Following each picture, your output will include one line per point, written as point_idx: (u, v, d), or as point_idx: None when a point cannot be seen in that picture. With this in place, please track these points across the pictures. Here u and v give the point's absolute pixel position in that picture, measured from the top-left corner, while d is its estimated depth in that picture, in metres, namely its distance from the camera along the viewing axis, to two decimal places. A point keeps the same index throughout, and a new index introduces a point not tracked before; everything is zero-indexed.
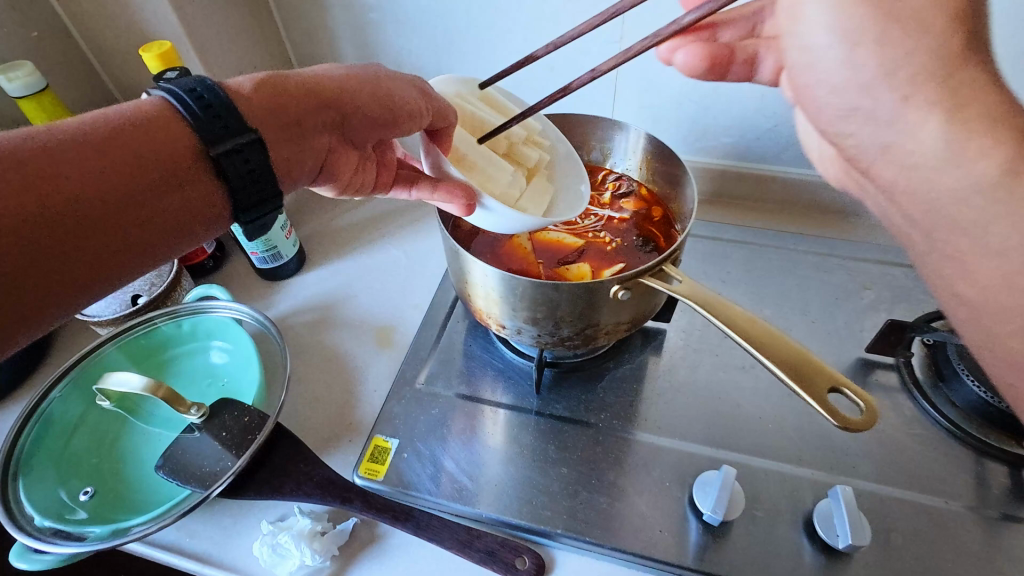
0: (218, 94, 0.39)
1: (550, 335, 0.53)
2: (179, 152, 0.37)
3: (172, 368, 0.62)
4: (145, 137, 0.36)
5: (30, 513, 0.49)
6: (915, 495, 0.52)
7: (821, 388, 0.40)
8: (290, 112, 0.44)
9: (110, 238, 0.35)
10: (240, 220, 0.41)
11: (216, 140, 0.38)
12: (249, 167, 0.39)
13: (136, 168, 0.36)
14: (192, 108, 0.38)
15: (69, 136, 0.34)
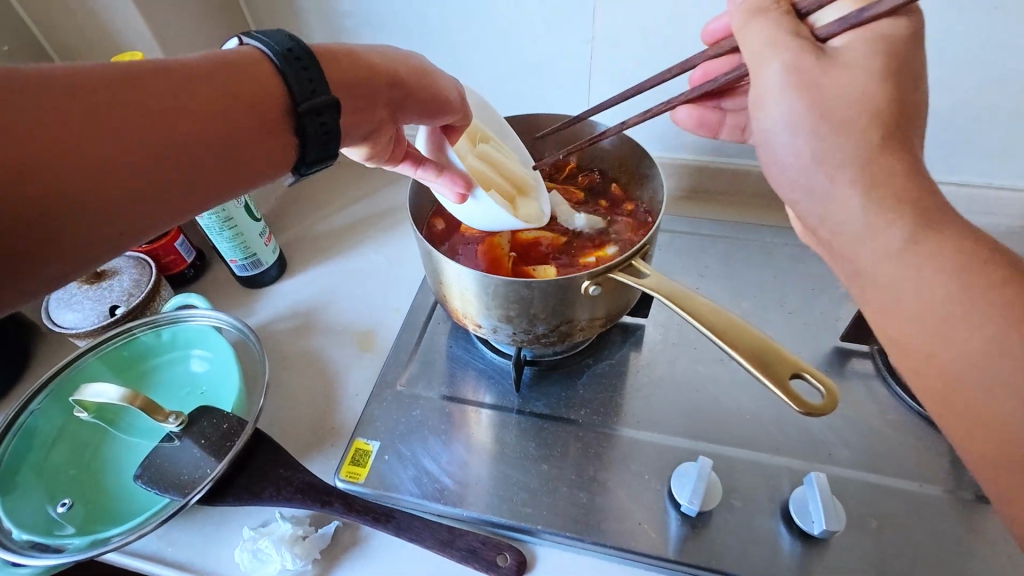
0: (309, 54, 0.41)
1: (526, 333, 0.53)
2: (272, 105, 0.40)
3: (152, 378, 0.62)
4: (244, 86, 0.39)
5: (9, 527, 0.49)
6: (891, 481, 0.53)
7: (785, 376, 0.40)
8: (364, 87, 0.46)
9: (208, 173, 0.38)
10: (301, 171, 0.44)
11: (303, 100, 0.40)
12: (324, 128, 0.42)
13: (238, 114, 0.38)
14: (286, 66, 0.40)
15: (182, 74, 0.36)
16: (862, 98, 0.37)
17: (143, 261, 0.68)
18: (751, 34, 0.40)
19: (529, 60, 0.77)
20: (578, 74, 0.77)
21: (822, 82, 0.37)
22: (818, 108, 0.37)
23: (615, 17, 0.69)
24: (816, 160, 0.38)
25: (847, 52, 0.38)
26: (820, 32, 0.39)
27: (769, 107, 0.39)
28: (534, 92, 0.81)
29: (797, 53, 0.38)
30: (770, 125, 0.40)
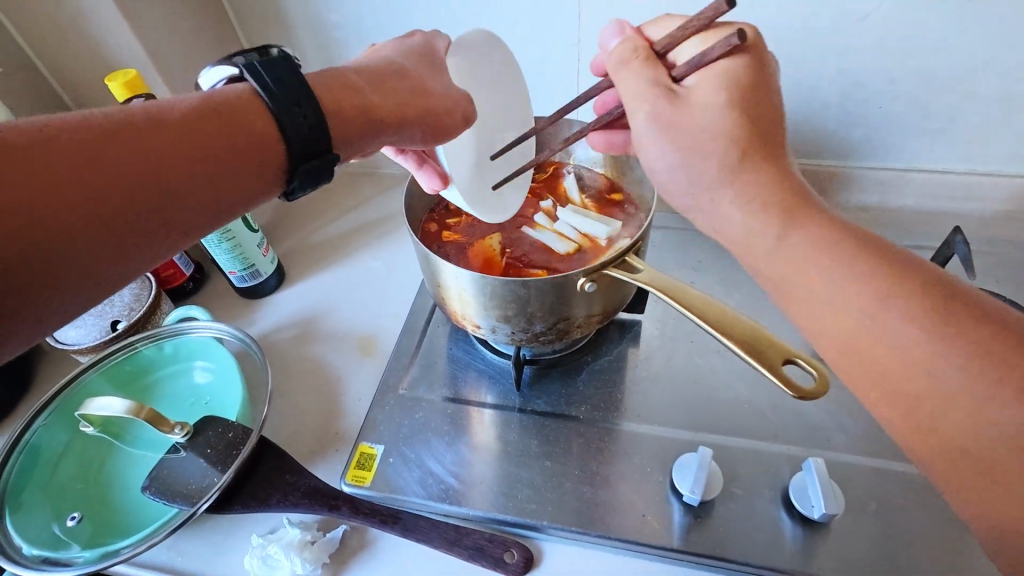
0: (303, 88, 0.40)
1: (524, 332, 0.54)
2: (262, 143, 0.39)
3: (157, 391, 0.63)
4: (234, 126, 0.38)
5: (19, 543, 0.50)
6: (886, 463, 0.54)
7: (777, 362, 0.41)
8: (354, 124, 0.44)
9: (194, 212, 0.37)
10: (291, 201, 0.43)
11: (293, 140, 0.40)
12: (312, 162, 0.41)
13: (225, 156, 0.38)
14: (278, 103, 0.39)
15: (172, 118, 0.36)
16: (724, 126, 0.38)
17: (143, 276, 0.69)
18: (626, 74, 0.42)
19: (516, 66, 0.78)
20: (564, 78, 0.78)
21: (682, 122, 0.39)
22: (684, 142, 0.39)
23: (599, 18, 0.71)
24: (700, 187, 0.40)
25: (697, 88, 0.40)
26: (676, 73, 0.42)
27: (649, 151, 0.41)
28: (522, 96, 0.82)
29: (657, 102, 0.40)
30: (652, 158, 0.41)
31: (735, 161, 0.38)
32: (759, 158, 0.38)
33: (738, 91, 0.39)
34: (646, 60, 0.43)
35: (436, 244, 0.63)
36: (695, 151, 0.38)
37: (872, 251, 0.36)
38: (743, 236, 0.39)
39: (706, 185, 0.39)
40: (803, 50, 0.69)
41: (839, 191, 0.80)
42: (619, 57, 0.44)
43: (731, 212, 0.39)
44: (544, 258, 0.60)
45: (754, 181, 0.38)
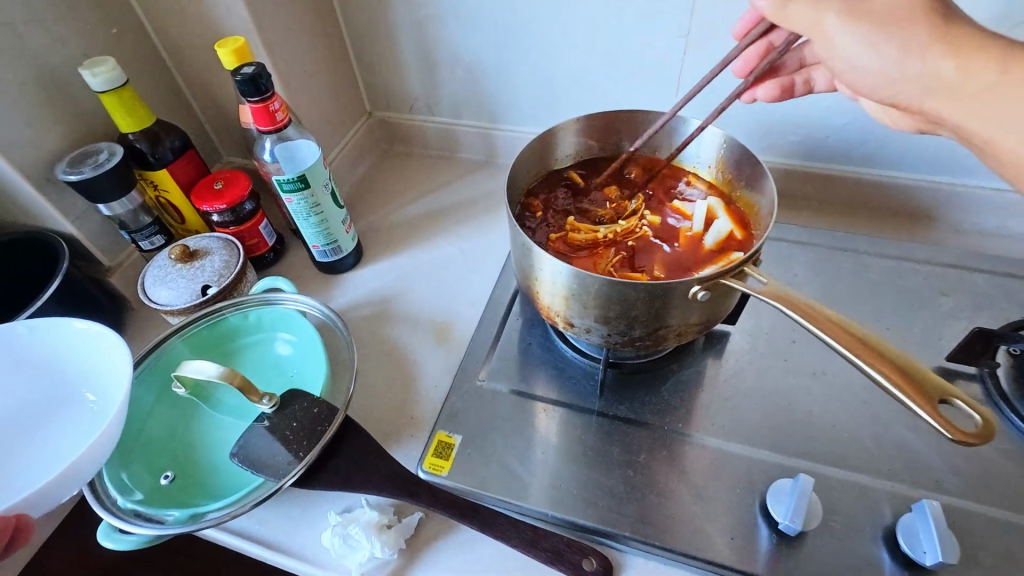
0: None
1: (621, 335, 0.52)
2: None
3: (240, 358, 0.64)
4: None
5: (113, 494, 0.51)
6: (1004, 513, 0.50)
7: (930, 397, 0.37)
8: None
9: None
10: None
11: None
12: None
13: None
14: None
15: None
16: (911, 6, 0.41)
17: (231, 244, 0.68)
18: (796, 10, 0.44)
19: (618, 56, 0.75)
20: (666, 71, 0.75)
21: (869, 12, 0.42)
22: (874, 32, 0.42)
23: (715, 10, 0.67)
24: (893, 58, 0.42)
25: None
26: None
27: (835, 46, 0.44)
28: (615, 88, 0.79)
29: (846, 1, 0.43)
30: (843, 52, 0.44)
31: (927, 32, 0.41)
32: (948, 29, 0.41)
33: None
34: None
35: (529, 231, 0.61)
36: (887, 27, 0.42)
37: (1021, 45, 0.39)
38: (948, 75, 0.41)
39: (908, 57, 0.42)
40: None
41: (954, 211, 0.73)
42: (778, 2, 0.45)
43: (937, 68, 0.41)
44: (643, 260, 0.56)
45: (965, 34, 0.40)
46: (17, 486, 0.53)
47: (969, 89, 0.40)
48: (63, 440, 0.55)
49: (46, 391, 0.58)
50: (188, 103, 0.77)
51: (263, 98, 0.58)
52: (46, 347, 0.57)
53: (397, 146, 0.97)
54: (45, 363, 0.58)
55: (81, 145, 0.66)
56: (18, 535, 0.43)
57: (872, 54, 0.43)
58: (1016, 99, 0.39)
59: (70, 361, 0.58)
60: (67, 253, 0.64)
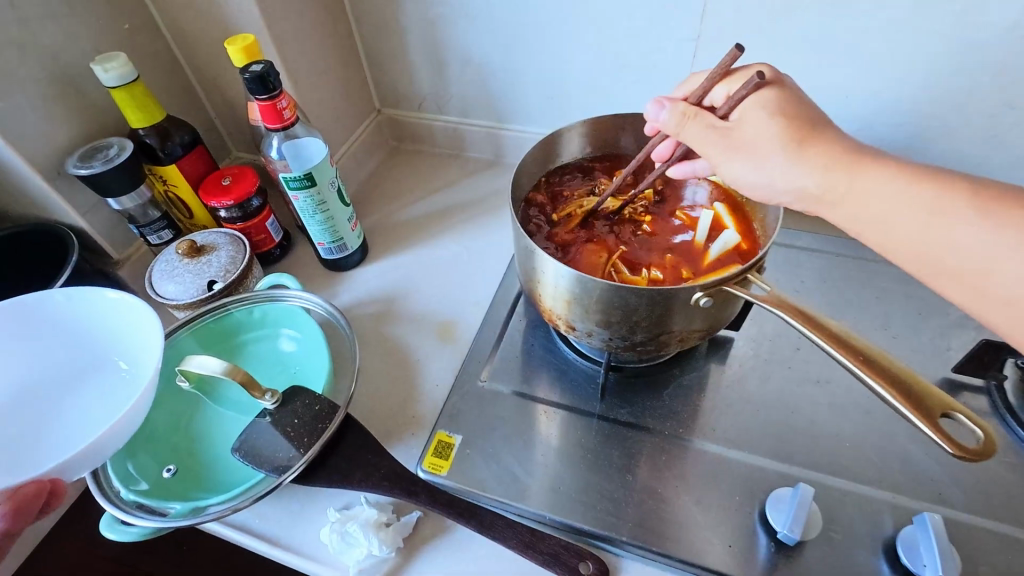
0: None
1: (622, 340, 0.52)
2: None
3: (244, 353, 0.65)
4: None
5: (117, 486, 0.52)
6: (1008, 528, 0.49)
7: (931, 411, 0.37)
8: None
9: None
10: None
11: None
12: None
13: None
14: None
15: None
16: (772, 133, 0.44)
17: (238, 239, 0.68)
18: (688, 130, 0.47)
19: (626, 58, 0.75)
20: (675, 74, 0.74)
21: (744, 142, 0.45)
22: (751, 156, 0.45)
23: (725, 14, 0.66)
24: (769, 176, 0.45)
25: (742, 124, 0.45)
26: (721, 111, 0.47)
27: (731, 170, 0.47)
28: (624, 90, 0.79)
29: (716, 135, 0.46)
30: (731, 174, 0.47)
31: (796, 144, 0.44)
32: (814, 139, 0.44)
33: (786, 106, 0.45)
34: (695, 116, 0.47)
35: (533, 225, 0.61)
36: (763, 150, 0.44)
37: (851, 155, 0.43)
38: (813, 190, 0.44)
39: (783, 175, 0.44)
40: (950, 62, 0.62)
41: None
42: (673, 123, 0.48)
43: (801, 181, 0.44)
44: (646, 264, 0.56)
45: (816, 150, 0.44)
46: (57, 442, 0.56)
47: (842, 200, 0.43)
48: (98, 403, 0.58)
49: (81, 355, 0.60)
50: (199, 99, 0.78)
51: (271, 96, 0.59)
52: (80, 315, 0.59)
53: (405, 144, 0.97)
54: (79, 329, 0.60)
55: (92, 138, 0.67)
56: (52, 498, 0.44)
57: (765, 175, 0.45)
58: (866, 200, 0.43)
59: (103, 328, 0.60)
60: (79, 245, 0.65)
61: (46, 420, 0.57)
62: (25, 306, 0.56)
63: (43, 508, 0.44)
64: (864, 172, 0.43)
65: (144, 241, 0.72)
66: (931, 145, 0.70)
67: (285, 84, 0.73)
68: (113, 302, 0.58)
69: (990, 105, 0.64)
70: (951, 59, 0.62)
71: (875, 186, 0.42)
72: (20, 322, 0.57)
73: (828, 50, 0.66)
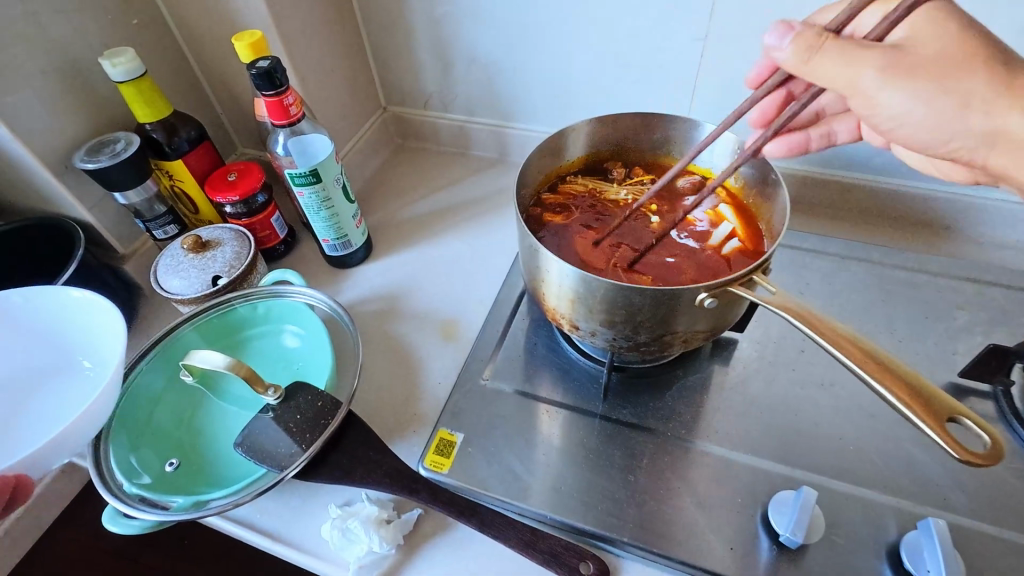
0: None
1: (626, 340, 0.51)
2: None
3: (247, 349, 0.65)
4: None
5: (119, 478, 0.52)
6: (1013, 534, 0.49)
7: (937, 415, 0.37)
8: None
9: None
10: None
11: None
12: None
13: None
14: None
15: None
16: (952, 54, 0.41)
17: (243, 235, 0.69)
18: (823, 59, 0.41)
19: (633, 57, 0.74)
20: (682, 73, 0.74)
21: (916, 69, 0.41)
22: (915, 83, 0.41)
23: (733, 14, 0.66)
24: (944, 114, 0.42)
25: (912, 42, 0.42)
26: (873, 41, 0.41)
27: (889, 102, 0.42)
28: (630, 89, 0.78)
29: (886, 55, 0.41)
30: (888, 106, 0.42)
31: (984, 75, 0.40)
32: (999, 67, 0.40)
33: (965, 28, 0.41)
34: (832, 42, 0.41)
35: (534, 224, 0.61)
36: (945, 82, 0.41)
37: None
38: (964, 112, 0.41)
39: (961, 113, 0.41)
40: None
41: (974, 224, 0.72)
42: (801, 52, 0.42)
43: (996, 124, 0.41)
44: (650, 263, 0.56)
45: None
46: (27, 441, 0.56)
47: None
48: (65, 401, 0.58)
49: (46, 356, 0.60)
50: (206, 95, 0.78)
51: (277, 92, 0.59)
52: (44, 313, 0.59)
53: (410, 141, 0.97)
54: (44, 328, 0.60)
55: (99, 133, 0.67)
56: (17, 494, 0.46)
57: (929, 108, 0.42)
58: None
59: (66, 325, 0.60)
60: (84, 240, 0.65)
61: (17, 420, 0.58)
62: None
63: (9, 503, 0.46)
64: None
65: (149, 236, 0.73)
66: None
67: (292, 81, 0.73)
68: (75, 299, 0.58)
69: None
70: None
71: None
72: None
73: None
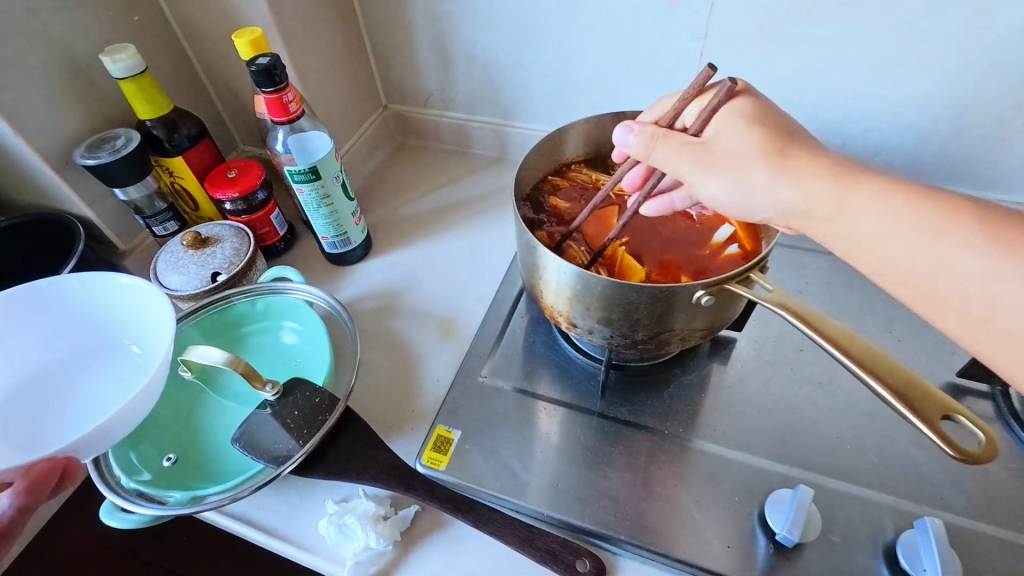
0: None
1: (622, 338, 0.51)
2: None
3: (247, 345, 0.65)
4: None
5: (118, 473, 0.52)
6: (1010, 534, 0.48)
7: (933, 414, 0.37)
8: None
9: None
10: None
11: None
12: None
13: None
14: None
15: None
16: (750, 146, 0.42)
17: (243, 231, 0.69)
18: (659, 151, 0.46)
19: (632, 56, 0.75)
20: (681, 73, 0.74)
21: (720, 156, 0.43)
22: (729, 171, 0.43)
23: (732, 14, 0.66)
24: (750, 192, 0.43)
25: (717, 135, 0.44)
26: (693, 129, 0.46)
27: (707, 185, 0.45)
28: (629, 88, 0.78)
29: (693, 150, 0.44)
30: (704, 190, 0.45)
31: (776, 161, 0.42)
32: (783, 152, 0.42)
33: (755, 115, 0.44)
34: (664, 136, 0.45)
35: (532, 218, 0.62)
36: (749, 166, 0.42)
37: (840, 168, 0.41)
38: (799, 207, 0.42)
39: (766, 189, 0.42)
40: (960, 63, 0.62)
41: None
42: (642, 147, 0.46)
43: (783, 196, 0.42)
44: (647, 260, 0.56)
45: (794, 160, 0.42)
46: (68, 428, 0.56)
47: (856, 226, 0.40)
48: (104, 391, 0.58)
49: (91, 341, 0.61)
50: (207, 91, 0.78)
51: (277, 89, 0.59)
52: (90, 300, 0.59)
53: (411, 140, 0.98)
54: (87, 315, 0.60)
55: (100, 129, 0.67)
56: (66, 475, 0.44)
57: (742, 190, 0.43)
58: (865, 219, 0.40)
59: (112, 314, 0.60)
60: (84, 235, 0.65)
61: (55, 406, 0.57)
62: (39, 291, 0.56)
63: (57, 485, 0.44)
64: (853, 192, 0.40)
65: (150, 232, 0.73)
66: (940, 146, 0.69)
67: (292, 78, 0.73)
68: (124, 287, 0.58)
69: (1002, 108, 0.63)
70: (962, 60, 0.62)
71: (886, 214, 0.39)
72: (30, 308, 0.57)
73: (837, 50, 0.65)
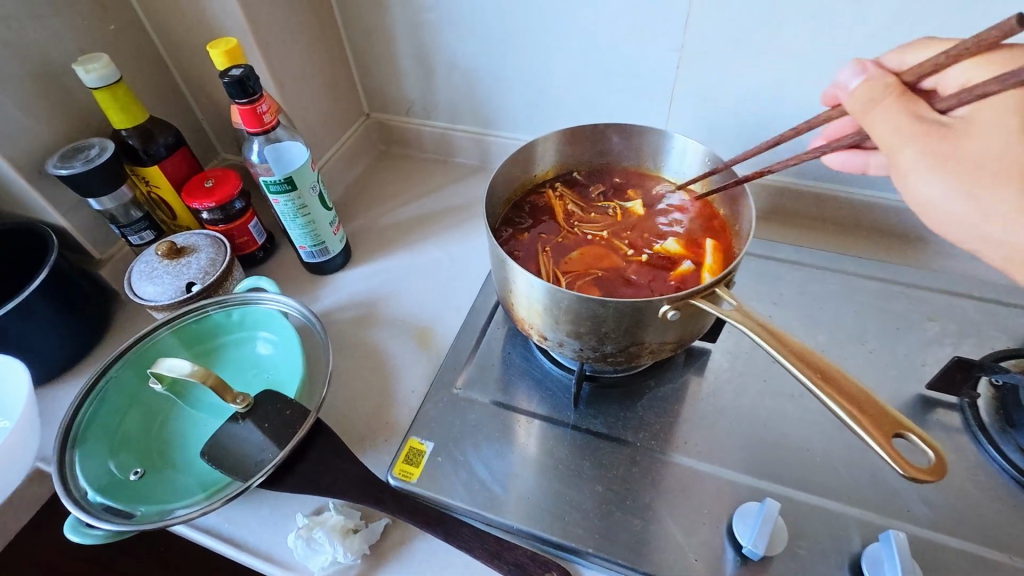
0: None
1: (593, 351, 0.52)
2: None
3: (221, 357, 0.65)
4: None
5: (83, 486, 0.51)
6: (974, 546, 0.49)
7: (886, 432, 0.37)
8: None
9: None
10: None
11: None
12: None
13: None
14: None
15: None
16: (1005, 154, 0.39)
17: (218, 241, 0.68)
18: (878, 118, 0.44)
19: (610, 67, 0.75)
20: (658, 84, 0.75)
21: (960, 153, 0.41)
22: (958, 175, 0.41)
23: (705, 26, 0.67)
24: (976, 214, 0.41)
25: (973, 127, 0.41)
26: (943, 106, 0.42)
27: (917, 183, 0.43)
28: (608, 99, 0.79)
29: (930, 139, 0.42)
30: (920, 194, 0.43)
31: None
32: None
33: None
34: (902, 98, 0.44)
35: (501, 234, 0.62)
36: (988, 182, 0.40)
37: None
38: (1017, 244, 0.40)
39: (991, 214, 0.40)
40: None
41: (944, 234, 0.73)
42: (862, 103, 0.45)
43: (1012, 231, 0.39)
44: (616, 278, 0.56)
45: None
46: None
47: None
48: None
49: None
50: (186, 100, 0.78)
51: (250, 100, 0.59)
52: None
53: (393, 148, 0.98)
54: None
55: (73, 138, 0.67)
56: None
57: (969, 205, 0.41)
58: None
59: None
60: (57, 244, 0.65)
61: None
62: None
63: None
64: None
65: (125, 241, 0.73)
66: None
67: (270, 88, 0.73)
68: None
69: None
70: None
71: None
72: None
73: (809, 63, 0.66)
